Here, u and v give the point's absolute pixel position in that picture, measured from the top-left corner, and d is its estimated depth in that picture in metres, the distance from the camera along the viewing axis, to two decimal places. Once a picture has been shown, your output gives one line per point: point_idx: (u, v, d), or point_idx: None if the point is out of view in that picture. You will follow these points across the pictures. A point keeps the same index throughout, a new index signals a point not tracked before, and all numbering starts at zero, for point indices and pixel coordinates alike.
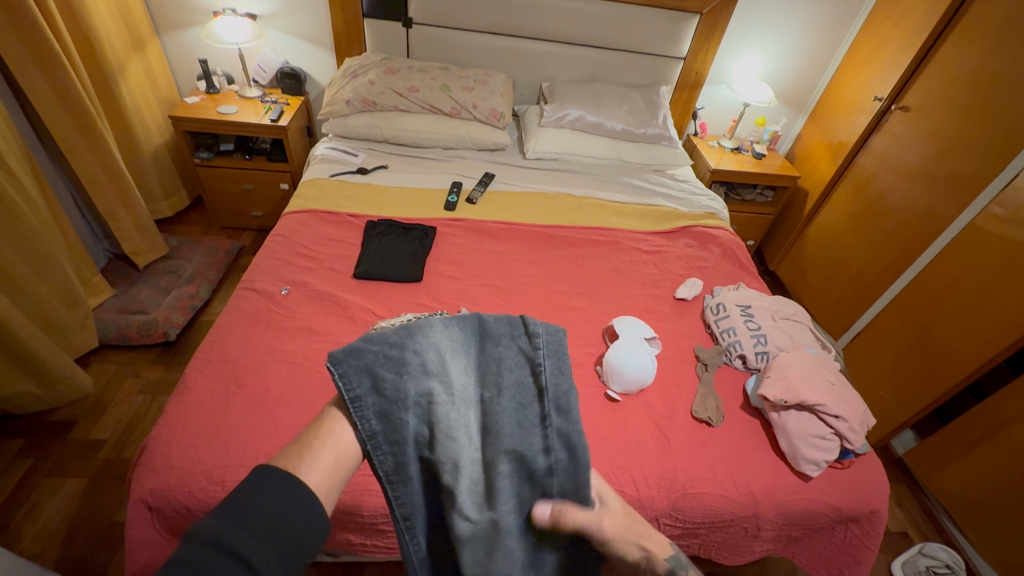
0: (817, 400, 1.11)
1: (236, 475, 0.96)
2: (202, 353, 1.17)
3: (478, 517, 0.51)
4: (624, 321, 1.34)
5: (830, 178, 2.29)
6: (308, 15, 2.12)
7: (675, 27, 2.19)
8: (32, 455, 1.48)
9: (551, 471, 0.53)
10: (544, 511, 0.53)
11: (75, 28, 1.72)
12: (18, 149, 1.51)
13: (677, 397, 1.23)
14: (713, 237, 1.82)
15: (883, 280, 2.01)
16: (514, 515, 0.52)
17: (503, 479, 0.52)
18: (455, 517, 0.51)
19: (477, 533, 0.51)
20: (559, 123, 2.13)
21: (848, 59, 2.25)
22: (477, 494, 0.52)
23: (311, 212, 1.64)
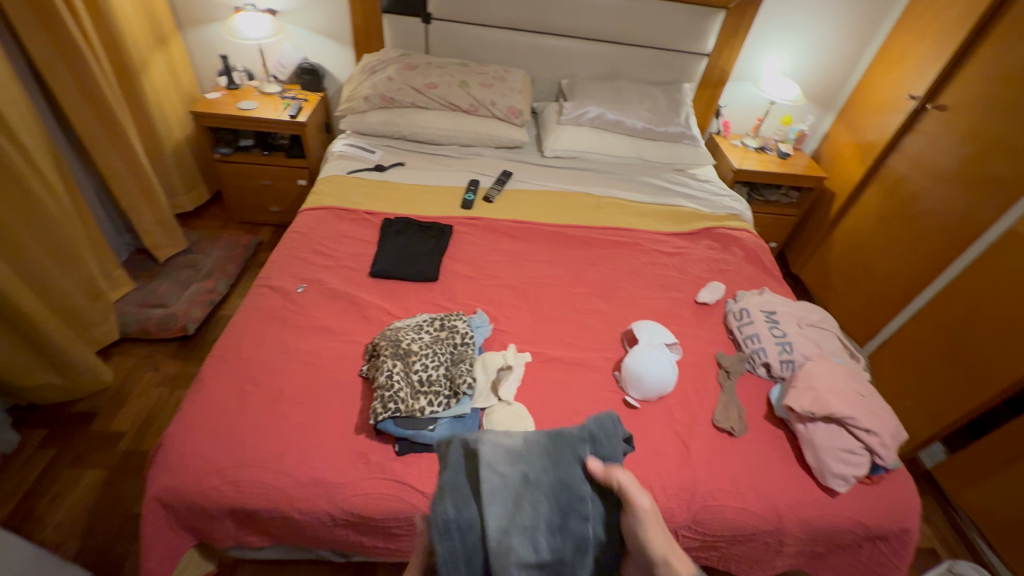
0: (846, 412, 1.07)
1: (250, 474, 0.96)
2: (219, 351, 1.17)
3: (508, 476, 0.68)
4: (644, 325, 1.30)
5: (859, 178, 2.21)
6: (328, 10, 2.12)
7: (699, 22, 2.14)
8: (54, 445, 1.51)
9: (583, 441, 0.74)
10: (598, 463, 0.71)
11: (100, 24, 1.74)
12: (43, 145, 1.53)
13: (697, 406, 1.20)
14: (736, 239, 1.77)
15: (914, 286, 1.93)
16: (544, 477, 0.69)
17: (537, 444, 0.73)
18: (495, 462, 0.68)
19: (507, 486, 0.67)
20: (579, 120, 2.08)
21: (880, 55, 2.17)
22: (507, 460, 0.69)
23: (329, 210, 1.64)
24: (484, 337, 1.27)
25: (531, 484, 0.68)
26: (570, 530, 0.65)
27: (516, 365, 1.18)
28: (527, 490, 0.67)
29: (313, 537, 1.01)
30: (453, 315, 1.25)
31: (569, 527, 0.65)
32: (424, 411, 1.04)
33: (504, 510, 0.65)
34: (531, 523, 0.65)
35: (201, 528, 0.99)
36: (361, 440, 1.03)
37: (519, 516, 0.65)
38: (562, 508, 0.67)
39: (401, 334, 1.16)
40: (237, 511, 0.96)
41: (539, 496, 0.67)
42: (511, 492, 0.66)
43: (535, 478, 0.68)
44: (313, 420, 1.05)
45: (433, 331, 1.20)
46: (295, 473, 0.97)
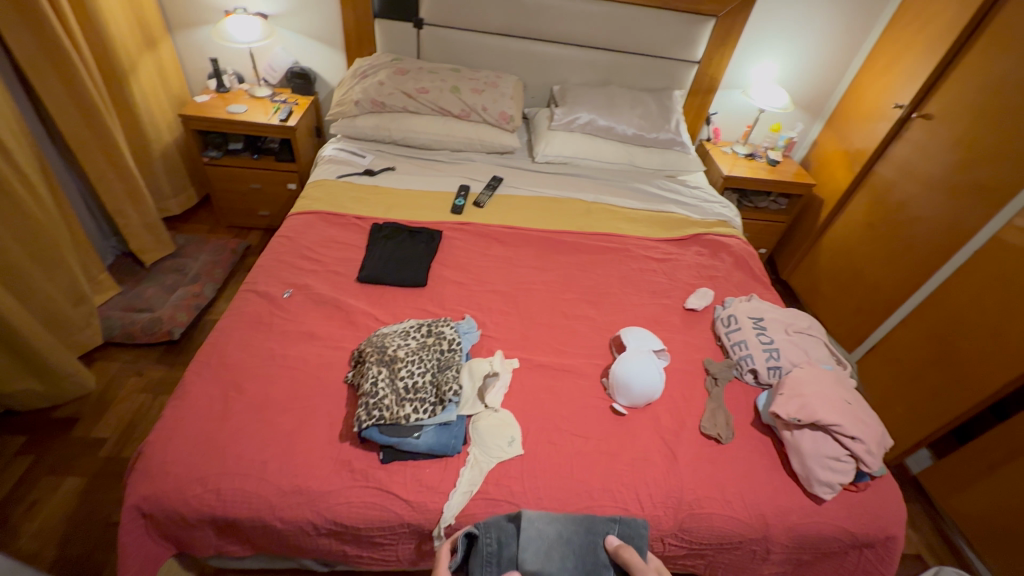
0: (832, 419, 1.07)
1: (233, 482, 0.95)
2: (203, 357, 1.15)
3: (544, 531, 0.88)
4: (632, 331, 1.30)
5: (847, 185, 2.23)
6: (319, 14, 2.11)
7: (689, 30, 2.16)
8: (33, 451, 1.48)
9: (610, 522, 0.92)
10: (613, 539, 0.88)
11: (88, 26, 1.73)
12: (28, 148, 1.52)
13: (685, 412, 1.20)
14: (725, 245, 1.78)
15: (900, 292, 1.95)
16: (574, 541, 0.88)
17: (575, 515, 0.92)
18: (535, 522, 0.88)
19: (543, 538, 0.87)
20: (570, 126, 2.09)
21: (867, 65, 2.21)
22: (546, 520, 0.89)
23: (317, 214, 1.63)
24: (471, 343, 1.26)
25: (564, 540, 0.88)
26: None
27: (503, 371, 1.18)
28: (560, 545, 0.87)
29: (296, 546, 0.99)
30: (441, 321, 1.24)
31: None
32: (409, 418, 1.03)
33: (536, 556, 0.85)
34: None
35: (181, 538, 0.97)
36: (345, 447, 1.02)
37: (549, 565, 0.85)
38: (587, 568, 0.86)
39: (387, 340, 1.15)
40: (218, 521, 0.95)
41: (568, 552, 0.86)
42: (546, 546, 0.86)
43: (570, 540, 0.88)
44: (297, 427, 1.04)
45: (420, 337, 1.19)
46: (278, 481, 0.96)
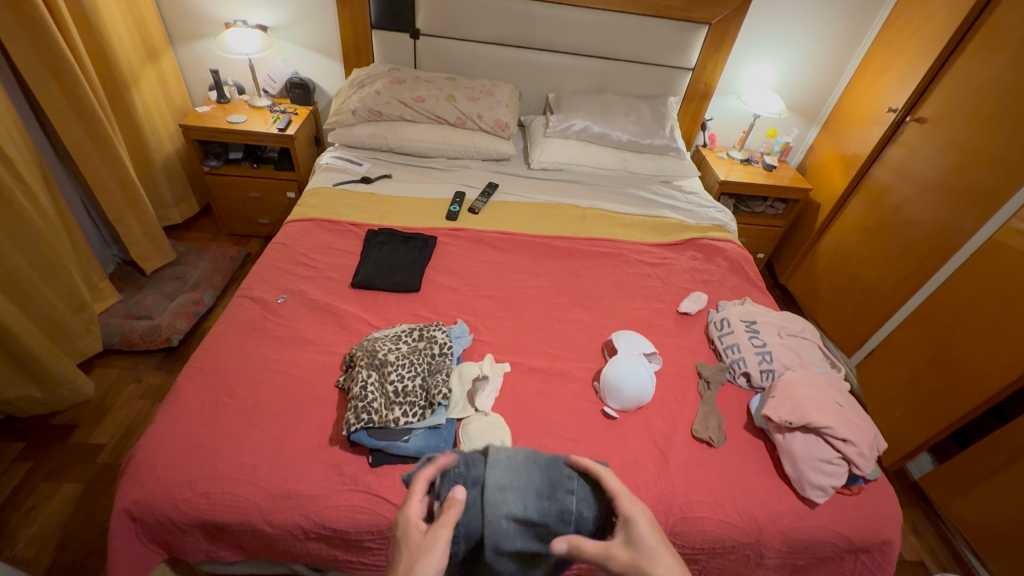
0: (823, 421, 1.06)
1: (223, 485, 0.95)
2: (196, 362, 1.16)
3: (509, 453, 0.81)
4: (624, 334, 1.30)
5: (844, 189, 2.23)
6: (318, 25, 2.15)
7: (683, 37, 2.18)
8: (32, 457, 1.49)
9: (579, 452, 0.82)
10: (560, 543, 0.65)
11: (90, 39, 1.77)
12: (30, 158, 1.55)
13: (677, 416, 1.19)
14: (720, 250, 1.78)
15: (898, 295, 1.94)
16: (539, 465, 0.80)
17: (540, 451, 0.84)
18: (504, 448, 0.82)
19: (509, 460, 0.80)
20: (565, 133, 2.11)
21: (862, 69, 2.22)
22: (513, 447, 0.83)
23: (313, 221, 1.65)
24: (463, 347, 1.26)
25: (532, 460, 0.81)
26: (556, 501, 0.77)
27: (493, 375, 1.18)
28: (527, 465, 0.80)
29: (286, 551, 0.99)
30: (433, 325, 1.25)
31: (557, 497, 0.77)
32: (398, 421, 1.04)
33: (503, 474, 0.79)
34: (526, 498, 0.77)
35: (171, 542, 0.97)
36: (335, 451, 1.02)
37: (516, 479, 0.78)
38: (550, 487, 0.78)
39: (377, 344, 1.16)
40: (208, 524, 0.95)
41: (535, 469, 0.80)
42: (514, 466, 0.80)
43: (539, 458, 0.81)
44: (288, 429, 1.05)
45: (411, 341, 1.20)
46: (267, 485, 0.96)
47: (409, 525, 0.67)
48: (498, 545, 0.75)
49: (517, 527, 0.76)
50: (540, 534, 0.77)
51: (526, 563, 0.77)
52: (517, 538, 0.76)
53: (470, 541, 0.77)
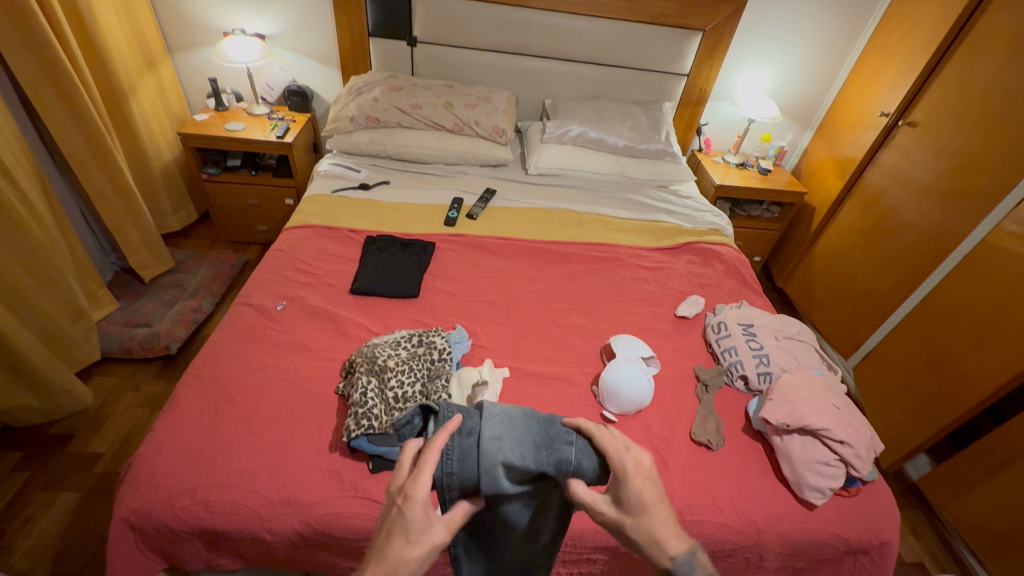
0: (820, 424, 1.07)
1: (223, 492, 0.95)
2: (195, 369, 1.17)
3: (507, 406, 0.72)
4: (623, 339, 1.31)
5: (838, 193, 2.25)
6: (315, 33, 2.16)
7: (678, 43, 2.20)
8: (29, 467, 1.49)
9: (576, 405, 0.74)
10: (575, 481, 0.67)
11: (90, 50, 1.78)
12: (29, 169, 1.56)
13: (676, 419, 1.20)
14: (716, 253, 1.79)
15: (894, 297, 1.96)
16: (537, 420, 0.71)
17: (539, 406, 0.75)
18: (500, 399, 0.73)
19: (506, 410, 0.71)
20: (561, 139, 2.13)
21: (854, 74, 2.24)
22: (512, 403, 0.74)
23: (312, 228, 1.65)
24: (462, 353, 1.26)
25: (529, 413, 0.72)
26: (555, 451, 0.68)
27: (493, 380, 1.18)
28: (525, 417, 0.71)
29: (286, 558, 0.99)
30: (432, 331, 1.25)
31: (555, 448, 0.68)
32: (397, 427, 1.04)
33: (499, 426, 0.70)
34: (522, 447, 0.68)
35: (170, 550, 0.97)
36: (335, 458, 1.02)
37: (513, 430, 0.69)
38: (546, 440, 0.69)
39: (377, 351, 1.16)
40: (208, 532, 0.95)
41: (535, 419, 0.71)
42: (512, 415, 0.71)
43: (537, 411, 0.72)
44: (287, 436, 1.05)
45: (410, 347, 1.20)
46: (266, 492, 0.96)
47: (427, 523, 0.59)
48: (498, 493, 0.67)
49: (511, 475, 0.68)
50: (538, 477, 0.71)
51: (526, 497, 0.73)
52: (512, 483, 0.68)
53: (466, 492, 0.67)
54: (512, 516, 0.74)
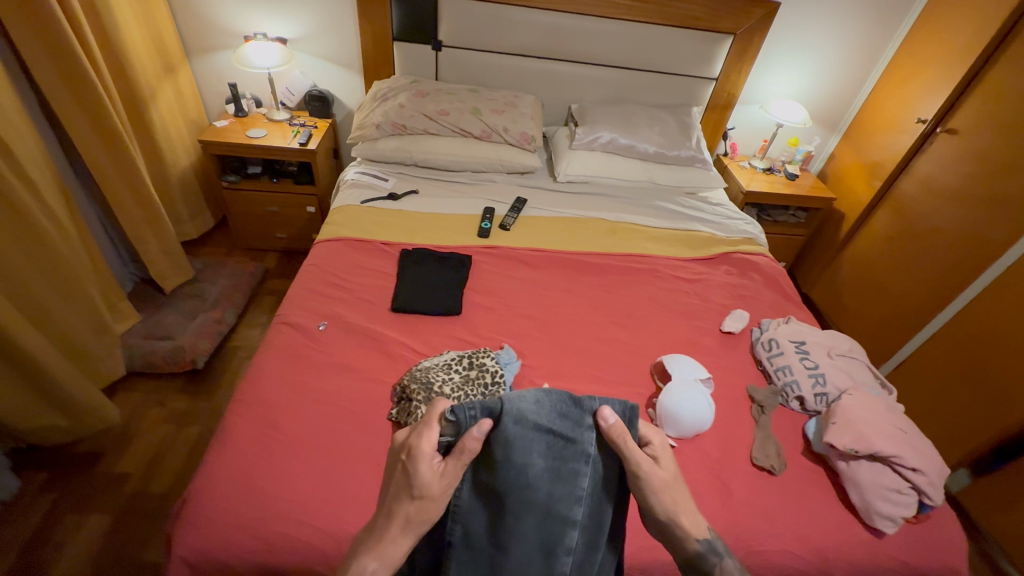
0: (891, 450, 1.04)
1: (284, 528, 0.92)
2: (240, 396, 1.13)
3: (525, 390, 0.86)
4: (676, 358, 1.27)
5: (869, 200, 2.21)
6: (337, 36, 2.11)
7: (708, 47, 2.16)
8: (57, 489, 1.45)
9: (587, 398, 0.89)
10: (609, 414, 0.77)
11: (110, 56, 1.73)
12: (52, 180, 1.51)
13: (734, 442, 1.17)
14: (754, 264, 1.76)
15: (931, 306, 1.92)
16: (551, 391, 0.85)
17: None
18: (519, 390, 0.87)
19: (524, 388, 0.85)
20: (591, 145, 2.07)
21: (885, 79, 2.21)
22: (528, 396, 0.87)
23: (344, 241, 1.61)
24: (513, 374, 1.23)
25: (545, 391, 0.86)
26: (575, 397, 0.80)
27: None
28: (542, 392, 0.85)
29: None
30: (481, 352, 1.22)
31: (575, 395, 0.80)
32: None
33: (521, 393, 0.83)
34: (544, 391, 0.79)
35: None
36: None
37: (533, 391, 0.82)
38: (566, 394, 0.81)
39: (431, 376, 1.12)
40: (266, 571, 0.91)
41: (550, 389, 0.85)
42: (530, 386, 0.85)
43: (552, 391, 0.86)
44: (342, 466, 1.02)
45: (462, 370, 1.16)
46: (327, 529, 0.93)
47: (425, 476, 0.71)
48: (521, 419, 0.75)
49: (535, 411, 0.77)
50: (565, 423, 0.77)
51: (551, 447, 0.76)
52: (537, 418, 0.76)
53: (490, 418, 0.75)
54: (538, 473, 0.74)
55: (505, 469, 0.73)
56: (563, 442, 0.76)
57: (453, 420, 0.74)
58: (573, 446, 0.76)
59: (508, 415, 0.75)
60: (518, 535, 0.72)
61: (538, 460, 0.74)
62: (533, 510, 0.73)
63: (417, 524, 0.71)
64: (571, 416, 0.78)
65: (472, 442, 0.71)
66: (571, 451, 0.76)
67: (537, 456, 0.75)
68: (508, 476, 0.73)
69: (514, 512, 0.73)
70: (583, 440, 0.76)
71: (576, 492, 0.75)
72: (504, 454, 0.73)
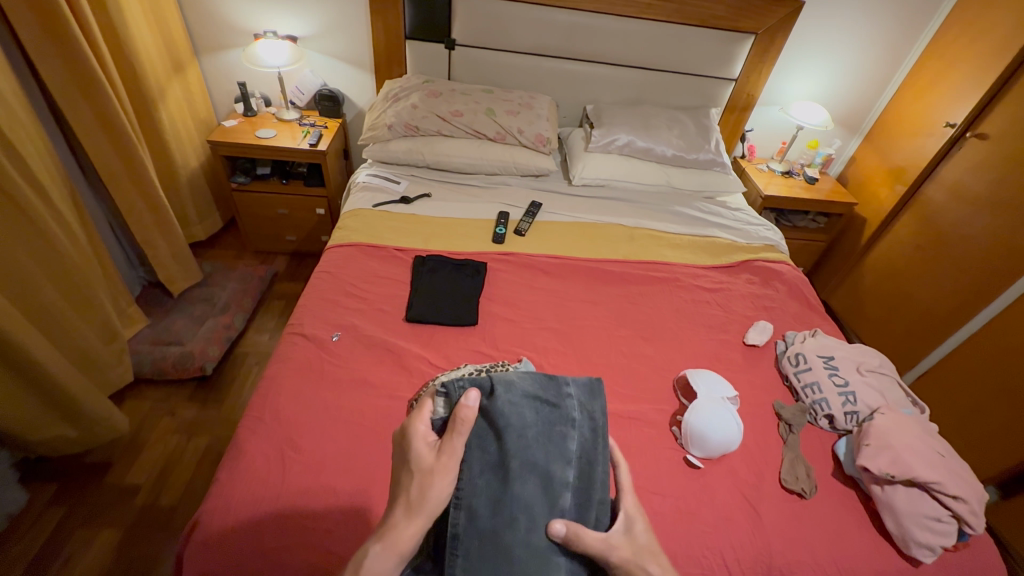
0: (929, 476, 1.00)
1: (301, 554, 0.88)
2: (254, 411, 1.10)
3: None
4: (701, 374, 1.22)
5: (893, 206, 2.16)
6: (349, 35, 2.06)
7: (729, 48, 2.10)
8: (66, 501, 1.43)
9: None
10: (559, 529, 0.71)
11: (119, 55, 1.69)
12: (62, 184, 1.48)
13: (762, 464, 1.13)
14: (776, 273, 1.71)
15: (959, 317, 1.87)
16: None
17: None
18: None
19: None
20: (607, 148, 2.03)
21: (909, 81, 2.14)
22: None
23: (356, 246, 1.57)
24: None
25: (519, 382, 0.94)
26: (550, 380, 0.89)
27: None
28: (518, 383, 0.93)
29: None
30: (500, 366, 1.18)
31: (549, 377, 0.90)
32: None
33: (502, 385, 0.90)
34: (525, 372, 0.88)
35: None
36: None
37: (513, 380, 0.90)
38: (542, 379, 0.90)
39: None
40: None
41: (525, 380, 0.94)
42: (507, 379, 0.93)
43: None
44: (359, 487, 0.98)
45: None
46: (344, 555, 0.89)
47: (426, 454, 0.70)
48: (512, 386, 0.82)
49: (522, 381, 0.84)
50: (549, 391, 0.84)
51: (541, 413, 0.82)
52: (524, 389, 0.83)
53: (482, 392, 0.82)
54: (533, 440, 0.79)
55: (502, 435, 0.77)
56: (549, 408, 0.83)
57: (444, 393, 0.80)
58: (559, 411, 0.83)
59: (500, 387, 0.82)
60: (520, 503, 0.73)
61: (531, 423, 0.80)
62: (533, 472, 0.76)
63: (417, 512, 0.65)
64: (552, 390, 0.86)
65: (463, 409, 0.71)
66: (558, 416, 0.82)
67: (527, 423, 0.79)
68: (510, 440, 0.77)
69: (515, 476, 0.74)
70: (566, 404, 0.83)
71: (566, 453, 0.79)
72: (500, 421, 0.78)
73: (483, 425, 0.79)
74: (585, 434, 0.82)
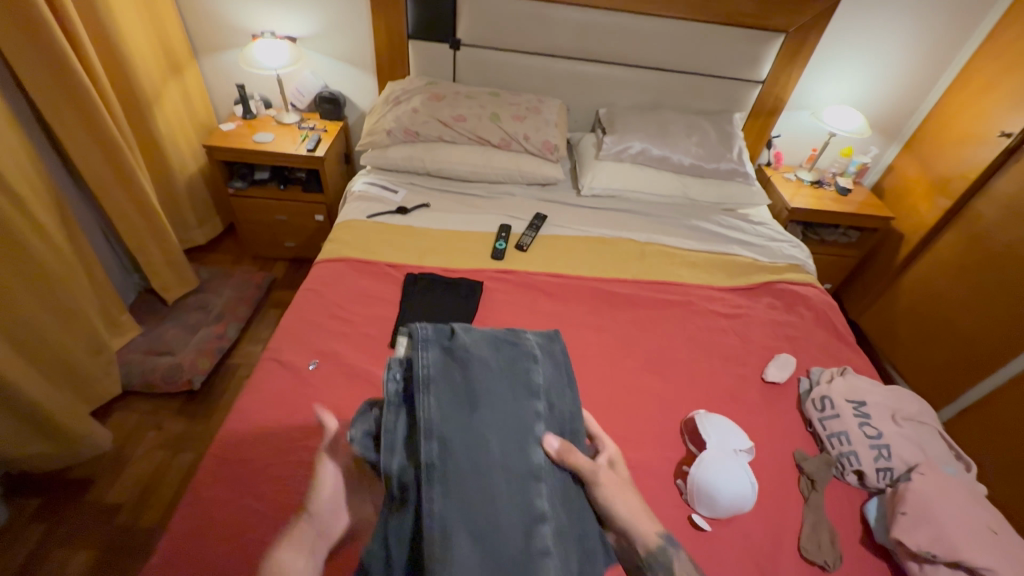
0: (977, 558, 0.86)
1: None
2: (220, 447, 1.02)
3: None
4: (712, 419, 1.09)
5: (934, 223, 1.97)
6: (351, 35, 1.97)
7: (756, 48, 1.93)
8: (46, 519, 1.38)
9: None
10: (553, 440, 0.70)
11: (109, 56, 1.63)
12: (48, 196, 1.43)
13: (780, 526, 1.00)
14: (801, 297, 1.56)
15: (1010, 348, 1.69)
16: None
17: None
18: None
19: None
20: (620, 155, 1.89)
21: (958, 84, 1.94)
22: None
23: (346, 262, 1.48)
24: None
25: None
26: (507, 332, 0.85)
27: None
28: None
29: None
30: None
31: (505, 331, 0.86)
32: None
33: None
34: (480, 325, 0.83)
35: None
36: None
37: None
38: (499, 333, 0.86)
39: None
40: None
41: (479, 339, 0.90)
42: None
43: None
44: None
45: None
46: None
47: None
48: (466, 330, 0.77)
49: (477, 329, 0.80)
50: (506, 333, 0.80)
51: (502, 351, 0.76)
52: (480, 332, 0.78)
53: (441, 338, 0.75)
54: (498, 375, 0.72)
55: (466, 368, 0.71)
56: (510, 346, 0.77)
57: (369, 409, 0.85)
58: (520, 348, 0.78)
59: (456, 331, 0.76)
60: (490, 428, 0.67)
61: (493, 361, 0.74)
62: (505, 405, 0.70)
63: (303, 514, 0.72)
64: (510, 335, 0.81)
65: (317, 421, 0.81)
66: (519, 353, 0.77)
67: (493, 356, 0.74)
68: (474, 374, 0.71)
69: (484, 407, 0.68)
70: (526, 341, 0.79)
71: (534, 387, 0.74)
72: (461, 360, 0.72)
73: (445, 359, 0.72)
74: (548, 370, 0.78)
